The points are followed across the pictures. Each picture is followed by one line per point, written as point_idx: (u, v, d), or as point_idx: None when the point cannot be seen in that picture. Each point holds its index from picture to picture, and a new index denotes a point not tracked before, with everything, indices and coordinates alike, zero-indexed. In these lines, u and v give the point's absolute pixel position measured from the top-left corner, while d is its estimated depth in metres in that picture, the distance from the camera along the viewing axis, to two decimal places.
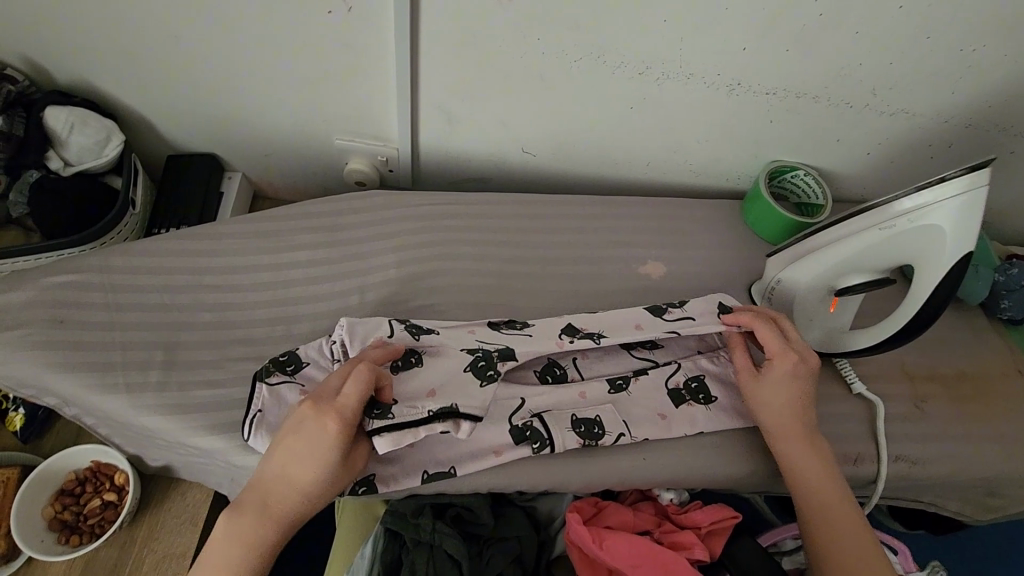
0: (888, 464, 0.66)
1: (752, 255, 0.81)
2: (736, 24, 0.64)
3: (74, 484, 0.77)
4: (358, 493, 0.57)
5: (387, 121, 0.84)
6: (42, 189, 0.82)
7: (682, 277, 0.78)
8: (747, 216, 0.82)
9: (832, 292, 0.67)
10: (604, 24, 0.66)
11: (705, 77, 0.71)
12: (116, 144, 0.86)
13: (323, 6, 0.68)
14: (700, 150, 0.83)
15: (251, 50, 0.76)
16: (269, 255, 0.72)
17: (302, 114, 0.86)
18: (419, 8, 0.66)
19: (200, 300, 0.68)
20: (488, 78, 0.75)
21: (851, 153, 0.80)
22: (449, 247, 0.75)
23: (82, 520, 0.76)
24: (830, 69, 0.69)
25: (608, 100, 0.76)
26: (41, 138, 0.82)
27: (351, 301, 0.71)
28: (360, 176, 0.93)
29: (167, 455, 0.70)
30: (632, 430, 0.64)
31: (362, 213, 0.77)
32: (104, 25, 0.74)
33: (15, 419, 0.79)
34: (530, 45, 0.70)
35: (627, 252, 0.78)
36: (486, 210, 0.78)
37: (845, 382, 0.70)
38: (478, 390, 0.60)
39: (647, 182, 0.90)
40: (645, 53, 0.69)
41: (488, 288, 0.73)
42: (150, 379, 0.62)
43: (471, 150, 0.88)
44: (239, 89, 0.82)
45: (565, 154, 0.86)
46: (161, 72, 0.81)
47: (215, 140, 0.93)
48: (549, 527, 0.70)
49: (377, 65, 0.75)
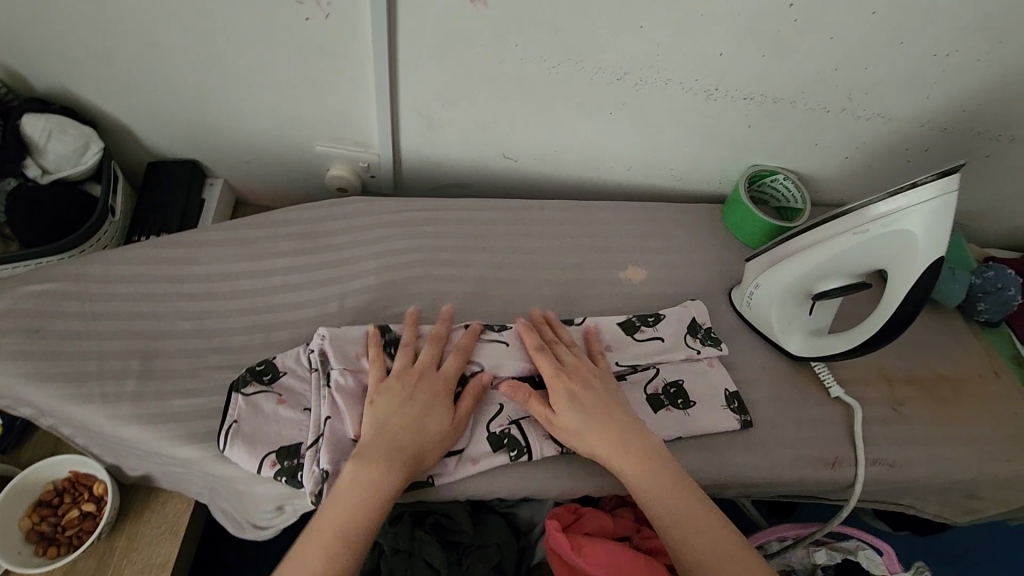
0: (866, 467, 0.67)
1: (733, 259, 0.81)
2: (711, 29, 0.65)
3: (52, 494, 0.77)
4: None
5: (368, 127, 0.84)
6: (19, 197, 0.81)
7: (662, 281, 0.78)
8: (728, 219, 0.83)
9: (810, 295, 0.67)
10: (581, 29, 0.66)
11: (683, 83, 0.72)
12: (96, 150, 0.85)
13: (300, 12, 0.68)
14: (681, 155, 0.83)
15: (230, 56, 0.75)
16: (248, 262, 0.72)
17: (282, 120, 0.85)
18: (396, 13, 0.66)
19: (177, 309, 0.68)
20: (468, 83, 0.75)
21: (830, 157, 0.81)
22: (429, 253, 0.75)
23: (60, 531, 0.75)
24: (806, 74, 0.69)
25: (588, 105, 0.76)
26: (19, 145, 0.82)
27: (330, 308, 0.71)
28: (342, 182, 0.92)
29: (144, 465, 0.69)
30: None
31: (342, 219, 0.76)
32: (81, 31, 0.74)
33: None
34: (509, 50, 0.70)
35: (608, 256, 0.79)
36: (467, 216, 0.78)
37: (824, 386, 0.70)
38: None
39: (629, 187, 0.90)
40: (623, 58, 0.69)
41: (468, 294, 0.73)
42: (124, 389, 0.62)
43: (452, 155, 0.88)
44: (219, 95, 0.82)
45: (546, 159, 0.86)
46: (140, 78, 0.80)
47: (196, 146, 0.93)
48: (531, 533, 0.70)
49: (356, 71, 0.75)
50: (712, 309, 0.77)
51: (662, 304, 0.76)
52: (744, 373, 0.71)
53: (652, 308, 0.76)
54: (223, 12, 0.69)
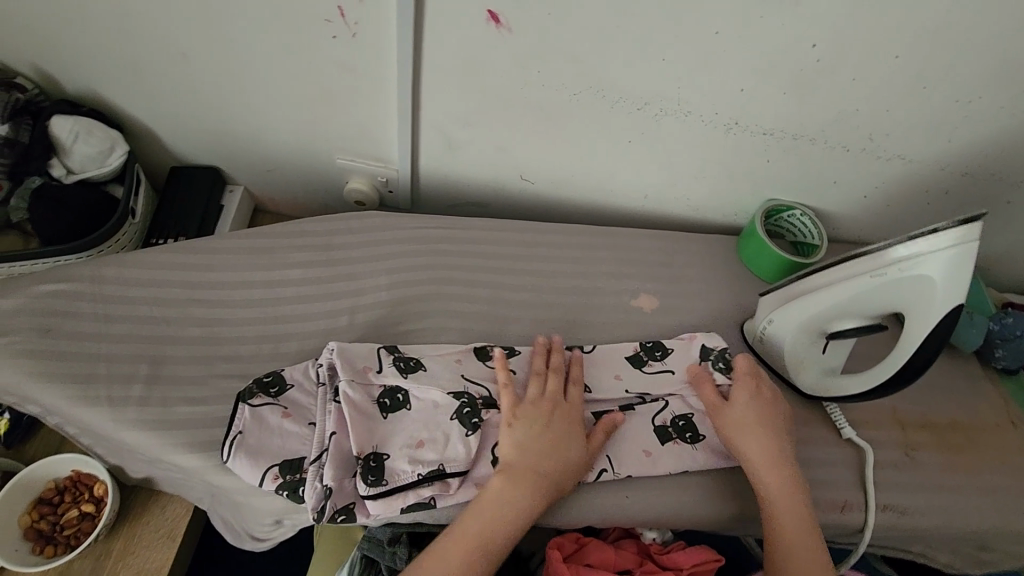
0: (877, 513, 0.65)
1: (746, 292, 0.81)
2: (733, 66, 0.65)
3: (54, 492, 0.77)
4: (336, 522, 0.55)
5: (388, 144, 0.85)
6: (43, 196, 0.83)
7: (674, 311, 0.77)
8: (743, 252, 0.82)
9: (824, 335, 0.66)
10: (603, 59, 0.67)
11: (703, 116, 0.72)
12: (121, 153, 0.87)
13: (328, 32, 0.69)
14: (698, 185, 0.83)
15: (256, 69, 0.77)
16: (262, 272, 0.72)
17: (304, 133, 0.86)
18: (421, 36, 0.67)
19: (189, 315, 0.68)
20: (488, 106, 0.76)
21: (849, 195, 0.80)
22: (442, 271, 0.75)
23: (58, 530, 0.75)
24: (826, 113, 0.69)
25: (607, 133, 0.77)
26: (46, 145, 0.83)
27: (341, 321, 0.71)
28: (359, 195, 0.93)
29: (146, 470, 0.69)
30: (615, 466, 0.63)
31: (358, 233, 0.77)
32: (114, 39, 0.76)
33: None
34: (530, 76, 0.70)
35: (620, 283, 0.78)
36: (481, 237, 0.79)
37: (835, 427, 0.69)
38: (462, 440, 0.58)
39: (645, 214, 0.90)
40: (645, 88, 0.69)
41: (479, 315, 0.73)
42: (132, 393, 0.62)
43: (469, 175, 0.88)
44: (244, 106, 0.83)
45: (563, 183, 0.87)
46: (167, 86, 0.82)
47: (218, 154, 0.94)
48: (531, 562, 0.68)
49: (379, 89, 0.76)
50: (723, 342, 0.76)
51: (673, 335, 0.75)
52: None
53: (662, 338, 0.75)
54: (253, 27, 0.71)
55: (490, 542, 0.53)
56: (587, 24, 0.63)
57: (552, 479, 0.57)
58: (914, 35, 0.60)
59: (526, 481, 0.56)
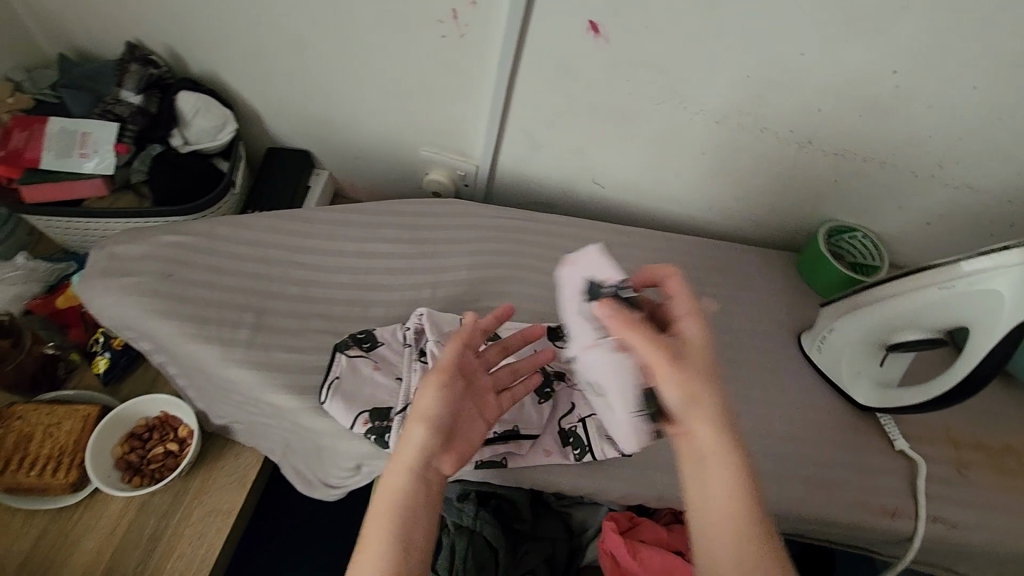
0: (926, 523, 0.67)
1: (804, 305, 0.84)
2: (814, 85, 0.70)
3: (144, 429, 0.83)
4: None
5: (473, 139, 0.92)
6: (162, 160, 0.91)
7: (734, 316, 0.81)
8: (803, 267, 0.86)
9: (885, 347, 0.69)
10: (691, 72, 0.72)
11: (778, 132, 0.76)
12: (231, 129, 0.94)
13: (439, 30, 0.76)
14: (764, 200, 0.87)
15: (366, 61, 0.84)
16: (355, 243, 0.79)
17: (396, 124, 0.94)
18: (523, 40, 0.74)
19: (290, 275, 0.75)
20: (574, 108, 0.81)
21: (912, 221, 0.83)
22: (518, 258, 0.81)
23: (145, 464, 0.81)
24: (898, 137, 0.73)
25: (682, 142, 0.82)
26: (170, 117, 0.92)
27: (424, 294, 0.76)
28: (437, 187, 1.00)
29: (235, 412, 0.76)
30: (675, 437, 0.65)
31: (443, 217, 0.83)
32: (245, 26, 0.84)
33: (102, 361, 0.86)
34: (619, 83, 0.76)
35: (684, 285, 0.82)
36: (555, 231, 0.84)
37: (888, 438, 0.72)
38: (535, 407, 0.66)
39: (708, 225, 0.95)
40: (725, 103, 0.75)
41: (550, 300, 0.78)
42: (239, 337, 0.68)
43: (544, 175, 0.94)
44: (347, 95, 0.91)
45: (633, 189, 0.92)
46: (282, 73, 0.91)
47: (313, 138, 1.02)
48: (582, 536, 0.73)
49: (475, 87, 0.83)
50: (781, 349, 0.79)
51: (732, 337, 0.79)
52: (808, 414, 0.74)
53: (722, 339, 0.79)
54: (371, 22, 0.78)
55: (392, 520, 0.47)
56: (678, 37, 0.69)
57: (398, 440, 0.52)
58: (991, 67, 0.64)
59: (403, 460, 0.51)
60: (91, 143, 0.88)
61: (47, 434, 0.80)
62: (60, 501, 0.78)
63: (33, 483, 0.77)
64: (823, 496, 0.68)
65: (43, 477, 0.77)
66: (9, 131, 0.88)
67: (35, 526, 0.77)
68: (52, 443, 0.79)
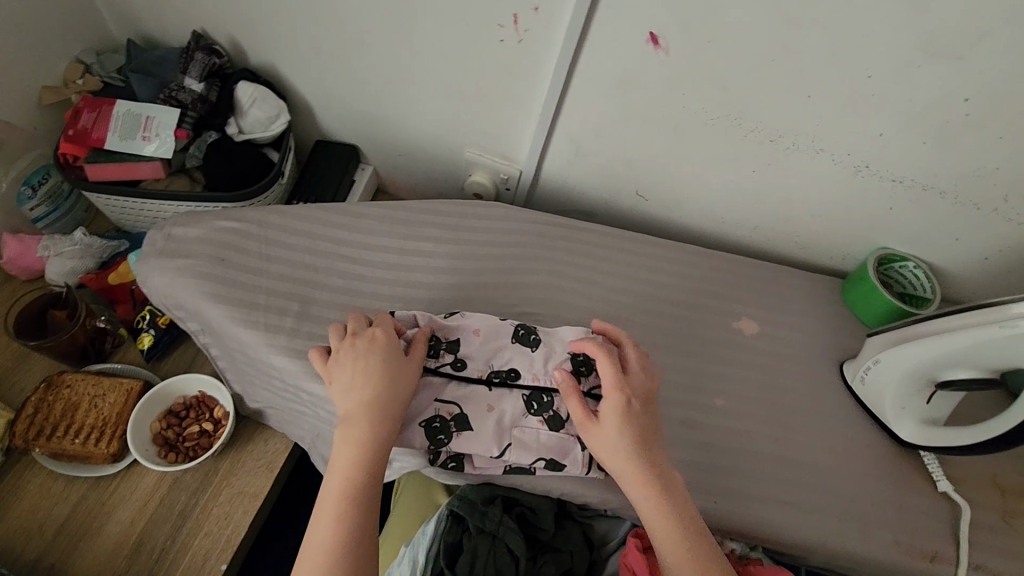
0: (967, 569, 0.65)
1: (848, 334, 0.82)
2: (878, 109, 0.68)
3: (181, 408, 0.85)
4: (448, 466, 0.61)
5: (520, 144, 0.92)
6: (216, 147, 0.93)
7: (774, 339, 0.79)
8: (848, 294, 0.84)
9: (933, 383, 0.67)
10: (748, 89, 0.71)
11: (834, 154, 0.75)
12: (283, 121, 0.97)
13: (497, 34, 0.77)
14: (812, 223, 0.85)
15: (421, 62, 0.86)
16: (399, 240, 0.80)
17: (444, 124, 0.95)
18: (580, 50, 0.74)
19: (335, 267, 0.76)
20: (625, 119, 0.81)
21: (968, 255, 0.81)
22: (557, 265, 0.81)
23: (180, 441, 0.83)
24: (962, 168, 0.71)
25: (732, 159, 0.81)
26: (227, 106, 0.95)
27: (463, 294, 0.77)
28: (479, 189, 1.00)
29: (272, 397, 0.77)
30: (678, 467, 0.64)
31: (485, 219, 0.84)
32: (309, 20, 0.87)
33: (146, 338, 0.88)
34: (673, 97, 0.76)
35: (724, 304, 0.81)
36: (596, 240, 0.84)
37: (930, 477, 0.70)
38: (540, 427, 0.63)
39: (751, 245, 0.93)
40: (780, 121, 0.73)
41: (588, 309, 0.78)
42: (284, 324, 0.70)
43: (588, 183, 0.94)
44: (400, 93, 0.93)
45: (677, 203, 0.91)
46: (338, 68, 0.92)
47: (362, 134, 1.04)
48: (602, 549, 0.71)
49: (528, 92, 0.83)
50: (822, 377, 0.77)
51: (771, 361, 0.77)
52: (846, 446, 0.72)
53: (760, 362, 0.77)
54: (432, 23, 0.79)
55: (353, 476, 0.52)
56: (741, 53, 0.68)
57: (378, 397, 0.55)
58: None
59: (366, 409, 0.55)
60: (153, 126, 0.91)
61: (92, 405, 0.83)
62: (100, 470, 0.81)
63: (76, 450, 0.80)
64: (858, 532, 0.66)
65: (86, 446, 0.80)
66: (78, 110, 0.91)
67: (76, 492, 0.80)
68: (96, 414, 0.82)
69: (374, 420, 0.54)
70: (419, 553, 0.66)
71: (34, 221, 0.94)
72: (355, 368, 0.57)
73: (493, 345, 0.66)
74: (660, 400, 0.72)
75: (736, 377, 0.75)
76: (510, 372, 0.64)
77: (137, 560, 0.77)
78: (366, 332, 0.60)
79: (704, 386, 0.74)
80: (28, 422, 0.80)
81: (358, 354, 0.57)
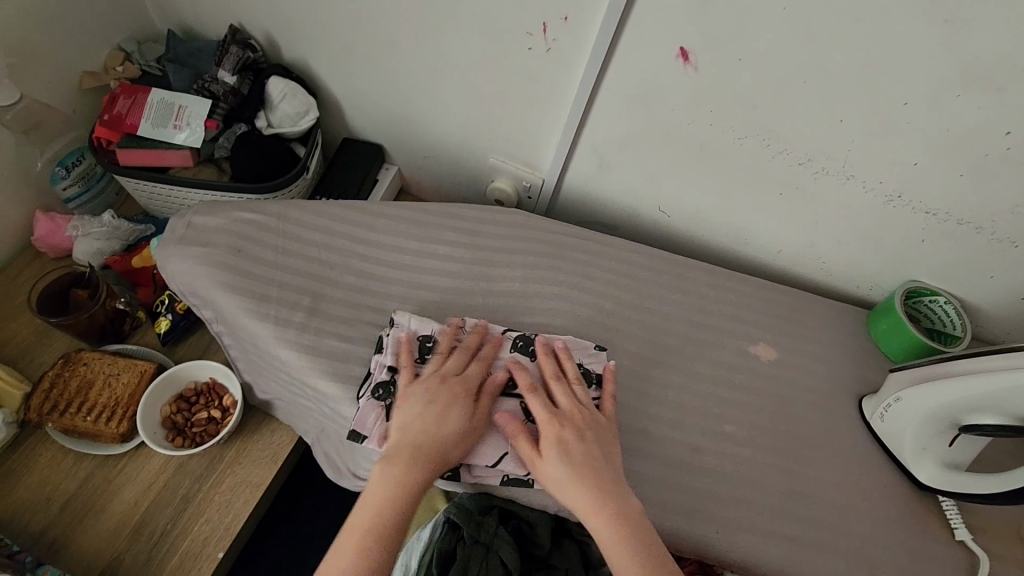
0: None
1: (870, 367, 0.79)
2: (913, 138, 0.66)
3: (192, 393, 0.87)
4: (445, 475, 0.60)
5: (544, 152, 0.92)
6: (244, 139, 0.95)
7: (791, 367, 0.77)
8: (872, 326, 0.81)
9: (956, 426, 0.63)
10: (778, 110, 0.70)
11: (865, 182, 0.72)
12: (312, 118, 0.98)
13: (526, 42, 0.77)
14: (839, 251, 0.83)
15: (449, 66, 0.86)
16: (415, 241, 0.80)
17: (469, 129, 0.95)
18: (608, 61, 0.74)
19: (349, 264, 0.76)
20: (651, 133, 0.80)
21: (1003, 294, 0.77)
22: (572, 277, 0.80)
23: (189, 426, 0.84)
24: (1002, 203, 0.68)
25: (759, 181, 0.79)
26: (258, 100, 0.97)
27: (475, 299, 0.76)
28: (500, 195, 1.00)
29: (279, 389, 0.78)
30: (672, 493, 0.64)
31: (503, 226, 0.83)
32: (341, 19, 0.87)
33: (163, 322, 0.90)
34: (700, 114, 0.74)
35: (741, 328, 0.79)
36: (614, 254, 0.83)
37: (947, 524, 0.67)
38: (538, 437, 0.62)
39: (773, 268, 0.91)
40: (810, 145, 0.71)
41: (600, 324, 0.76)
42: (294, 319, 0.70)
43: (610, 196, 0.93)
44: (427, 96, 0.93)
45: (699, 222, 0.89)
46: (368, 68, 0.93)
47: (388, 134, 1.05)
48: (600, 570, 0.69)
49: (554, 101, 0.83)
50: (838, 410, 0.75)
51: (786, 389, 0.75)
52: (860, 484, 0.69)
53: (775, 390, 0.75)
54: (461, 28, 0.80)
55: (387, 503, 0.54)
56: (772, 73, 0.66)
57: (445, 449, 0.58)
58: None
59: (421, 453, 0.56)
60: (184, 116, 0.93)
61: (106, 384, 0.84)
62: (109, 449, 0.82)
63: (86, 428, 0.81)
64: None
65: (96, 424, 0.81)
66: (115, 97, 0.94)
67: (84, 468, 0.82)
68: (109, 393, 0.84)
69: (419, 469, 0.56)
70: (411, 559, 0.67)
71: (66, 201, 0.96)
72: (427, 413, 0.59)
73: (491, 353, 0.66)
74: (668, 422, 0.70)
75: (748, 404, 0.73)
76: (508, 381, 0.65)
77: (137, 542, 0.78)
78: (461, 382, 0.62)
79: (714, 412, 0.72)
80: (43, 397, 0.82)
81: (423, 405, 0.59)
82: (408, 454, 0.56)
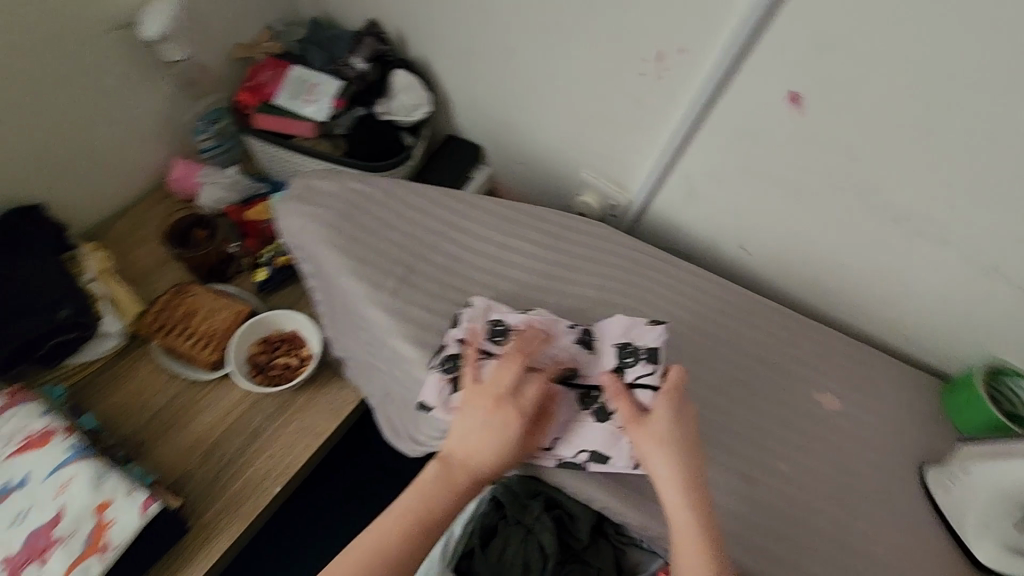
0: None
1: (938, 438, 0.77)
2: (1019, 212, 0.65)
3: (277, 339, 0.95)
4: None
5: (635, 175, 0.96)
6: (362, 120, 1.04)
7: (854, 421, 0.76)
8: (946, 397, 0.79)
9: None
10: (880, 165, 0.71)
11: (961, 249, 0.72)
12: (424, 111, 1.06)
13: (640, 68, 0.81)
14: (922, 316, 0.82)
15: (562, 81, 0.92)
16: (504, 235, 0.85)
17: (568, 143, 1.00)
18: (716, 96, 0.77)
19: (440, 245, 0.82)
20: (746, 171, 0.82)
21: None
22: (646, 294, 0.82)
23: (268, 368, 0.93)
24: None
25: (848, 232, 0.79)
26: (380, 87, 1.06)
27: (551, 298, 0.80)
28: (586, 208, 1.04)
29: (357, 348, 0.84)
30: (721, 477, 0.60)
31: (587, 236, 0.87)
32: (472, 24, 0.95)
33: (263, 272, 0.99)
34: (799, 158, 0.76)
35: (808, 373, 0.79)
36: (690, 280, 0.85)
37: None
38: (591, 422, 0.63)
39: (848, 323, 0.90)
40: (908, 204, 0.72)
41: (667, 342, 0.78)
42: (384, 284, 0.76)
43: (693, 226, 0.95)
44: (536, 106, 0.99)
45: (780, 264, 0.90)
46: (484, 73, 1.00)
47: (489, 136, 1.11)
48: None
49: (655, 127, 0.86)
50: (899, 473, 0.73)
51: (847, 441, 0.74)
52: (912, 551, 0.67)
53: (835, 439, 0.74)
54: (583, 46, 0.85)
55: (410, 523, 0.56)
56: (880, 128, 0.68)
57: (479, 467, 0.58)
58: None
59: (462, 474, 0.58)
60: (316, 92, 1.03)
61: (207, 314, 0.93)
62: (196, 373, 0.91)
63: (183, 349, 0.90)
64: None
65: (192, 348, 0.90)
66: (262, 69, 1.06)
67: (174, 387, 0.90)
68: (206, 324, 0.92)
69: (454, 495, 0.57)
70: (455, 527, 0.71)
71: (201, 151, 1.06)
72: (464, 444, 0.59)
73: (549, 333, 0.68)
74: (720, 447, 0.70)
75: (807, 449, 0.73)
76: (565, 364, 0.66)
77: (207, 462, 0.86)
78: (484, 400, 0.60)
79: (769, 448, 0.72)
80: (154, 315, 0.93)
81: (483, 423, 0.59)
82: (462, 477, 0.57)
